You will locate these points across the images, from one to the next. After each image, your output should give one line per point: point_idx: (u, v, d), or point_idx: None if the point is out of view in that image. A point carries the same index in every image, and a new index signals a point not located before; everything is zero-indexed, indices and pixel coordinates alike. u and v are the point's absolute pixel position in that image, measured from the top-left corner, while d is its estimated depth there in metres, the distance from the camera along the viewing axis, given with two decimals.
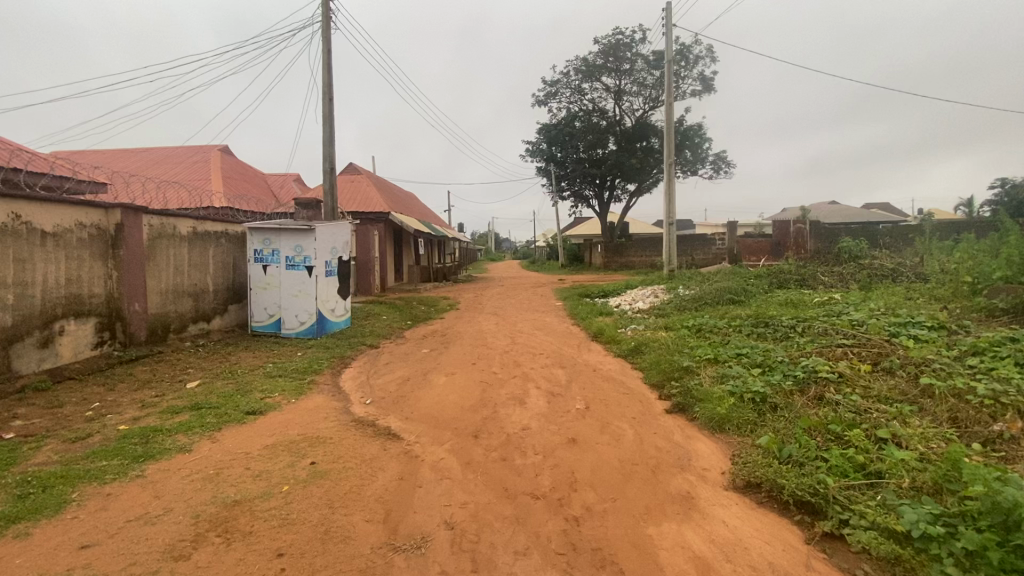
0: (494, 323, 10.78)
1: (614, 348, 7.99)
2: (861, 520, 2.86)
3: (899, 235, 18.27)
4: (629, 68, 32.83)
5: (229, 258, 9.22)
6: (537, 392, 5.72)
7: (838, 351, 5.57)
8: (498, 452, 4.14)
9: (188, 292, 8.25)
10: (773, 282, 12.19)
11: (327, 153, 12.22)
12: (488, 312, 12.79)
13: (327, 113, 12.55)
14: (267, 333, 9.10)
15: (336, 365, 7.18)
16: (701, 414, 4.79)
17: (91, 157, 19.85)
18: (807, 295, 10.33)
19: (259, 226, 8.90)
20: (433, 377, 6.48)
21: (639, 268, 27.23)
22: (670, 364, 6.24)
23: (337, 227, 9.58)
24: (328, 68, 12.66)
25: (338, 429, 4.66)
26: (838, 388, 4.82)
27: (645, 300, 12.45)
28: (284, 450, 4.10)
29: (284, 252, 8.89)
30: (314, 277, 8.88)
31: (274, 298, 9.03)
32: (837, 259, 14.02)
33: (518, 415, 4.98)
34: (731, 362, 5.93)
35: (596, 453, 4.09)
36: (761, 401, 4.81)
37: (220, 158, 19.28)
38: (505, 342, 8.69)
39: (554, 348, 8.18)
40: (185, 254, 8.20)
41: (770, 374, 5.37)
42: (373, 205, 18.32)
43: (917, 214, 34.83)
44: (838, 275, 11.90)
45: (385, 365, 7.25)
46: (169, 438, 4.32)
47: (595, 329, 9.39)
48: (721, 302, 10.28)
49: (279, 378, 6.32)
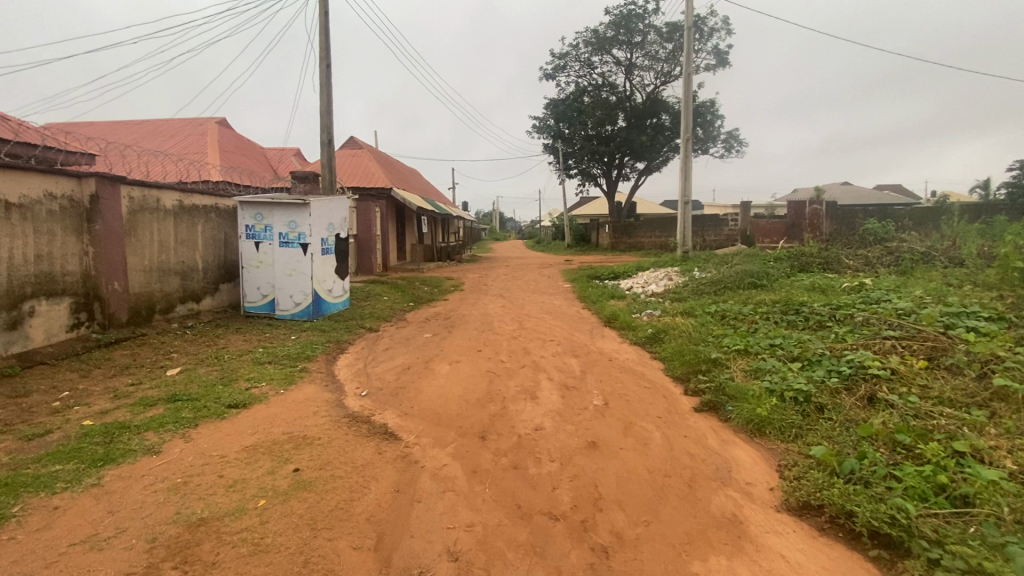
0: (500, 306, 10.23)
1: (630, 335, 7.42)
2: (957, 561, 2.36)
3: (922, 217, 17.52)
4: (641, 41, 31.55)
5: (220, 234, 8.67)
6: (549, 385, 5.20)
7: (887, 345, 5.01)
8: (509, 458, 3.62)
9: (174, 270, 7.71)
10: (794, 266, 11.57)
11: (325, 124, 11.54)
12: (493, 293, 12.20)
13: (325, 80, 11.82)
14: (261, 315, 8.60)
15: (331, 350, 6.68)
16: (736, 415, 4.27)
17: (85, 129, 19.18)
18: (833, 280, 9.71)
19: (250, 200, 8.31)
20: (436, 365, 5.96)
21: (648, 249, 26.55)
22: (695, 355, 5.71)
23: (334, 202, 8.99)
24: (326, 31, 11.86)
25: (329, 428, 4.15)
26: (893, 389, 4.28)
27: (659, 283, 11.87)
28: (266, 453, 3.60)
29: (278, 229, 8.33)
30: (309, 255, 8.32)
31: (268, 277, 8.49)
32: (862, 242, 13.30)
33: (530, 412, 4.46)
34: (765, 354, 5.37)
35: (622, 461, 3.57)
36: (805, 402, 4.28)
37: (218, 130, 18.58)
38: (513, 327, 8.14)
39: (566, 334, 7.65)
40: (171, 230, 7.64)
41: (812, 369, 4.84)
42: (375, 181, 17.68)
43: (930, 197, 33.95)
44: (865, 259, 11.27)
45: (384, 351, 6.72)
46: (137, 437, 3.82)
47: (608, 313, 8.82)
48: (743, 286, 9.64)
49: (268, 364, 5.84)
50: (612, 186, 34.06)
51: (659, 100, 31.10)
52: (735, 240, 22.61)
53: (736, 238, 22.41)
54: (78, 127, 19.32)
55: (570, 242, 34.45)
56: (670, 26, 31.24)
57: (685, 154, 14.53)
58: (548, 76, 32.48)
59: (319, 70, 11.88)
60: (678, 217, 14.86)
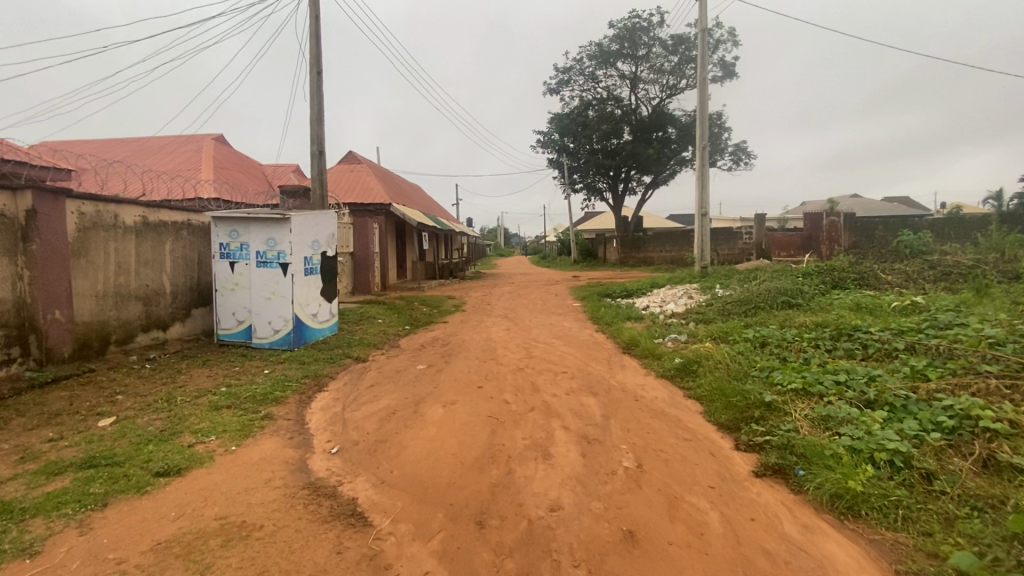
0: (504, 330, 9.23)
1: (655, 366, 6.39)
2: None
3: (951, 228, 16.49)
4: (646, 54, 31.03)
5: (193, 254, 7.79)
6: (566, 437, 4.20)
7: (991, 387, 3.98)
8: (517, 561, 2.63)
9: (136, 294, 6.83)
10: (827, 281, 10.55)
11: (315, 135, 10.74)
12: (497, 315, 11.22)
13: (316, 88, 11.05)
14: (236, 343, 7.66)
15: (307, 388, 5.72)
16: (816, 485, 3.25)
17: (78, 147, 18.65)
18: (877, 298, 8.69)
19: (225, 215, 7.45)
20: (427, 408, 4.96)
21: (658, 264, 25.58)
22: (743, 396, 4.69)
23: (320, 216, 8.10)
24: (317, 38, 11.14)
25: (279, 507, 3.17)
26: (1022, 449, 3.25)
27: (678, 302, 10.87)
28: (182, 556, 2.63)
29: (255, 247, 7.43)
30: (290, 277, 7.40)
31: (243, 301, 7.57)
32: (896, 256, 12.25)
33: (543, 480, 3.45)
34: (832, 397, 4.34)
35: (673, 567, 2.58)
36: (905, 468, 3.25)
37: (213, 147, 17.91)
38: (519, 356, 7.13)
39: (580, 364, 6.67)
40: (133, 249, 6.77)
41: (901, 418, 3.80)
42: (373, 196, 16.89)
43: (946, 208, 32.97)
44: (905, 274, 10.25)
45: (368, 389, 5.73)
46: (17, 528, 2.86)
47: (627, 338, 7.80)
48: (777, 306, 8.60)
49: (226, 409, 4.88)
50: (619, 200, 33.24)
51: (665, 113, 30.45)
52: (749, 255, 21.65)
53: (751, 252, 21.42)
54: (70, 145, 18.76)
55: (576, 258, 33.56)
56: (675, 39, 30.71)
57: (701, 165, 13.64)
58: (551, 91, 32.02)
59: (310, 77, 11.13)
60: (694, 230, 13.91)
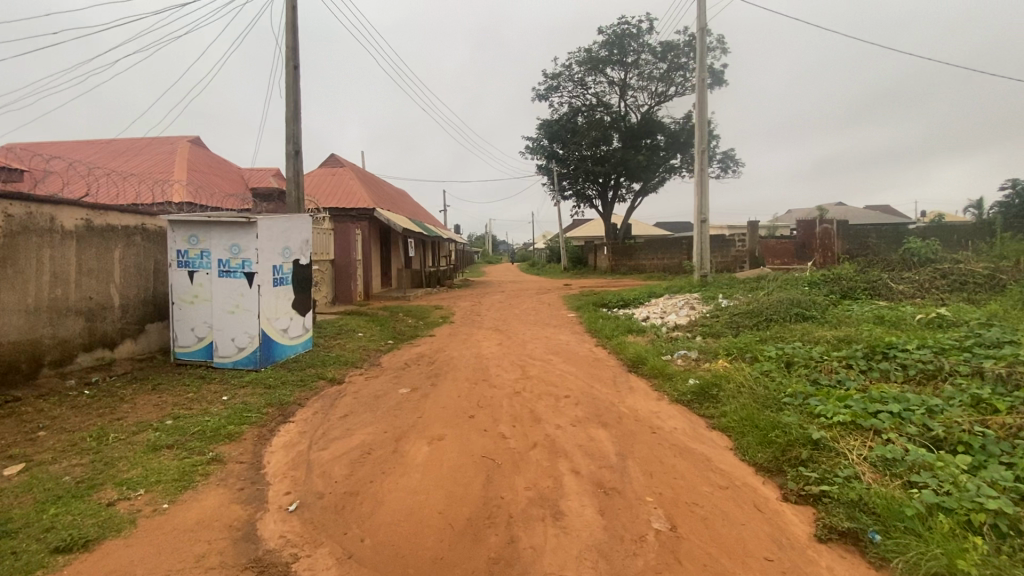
0: (496, 345, 8.46)
1: (668, 389, 5.67)
2: None
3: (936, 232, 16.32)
4: (635, 61, 30.72)
5: (147, 262, 6.92)
6: (578, 487, 3.47)
7: None
8: None
9: (76, 309, 5.94)
10: (836, 291, 10.00)
11: (292, 133, 9.93)
12: (488, 327, 10.45)
13: (293, 83, 10.25)
14: (196, 363, 6.79)
15: (270, 420, 4.91)
16: (905, 560, 2.59)
17: (43, 149, 17.58)
18: (895, 310, 8.12)
19: (183, 218, 6.61)
20: (410, 446, 4.19)
21: (650, 272, 25.05)
22: (782, 431, 4.00)
23: (293, 220, 7.31)
24: (294, 29, 10.35)
25: None
26: None
27: (680, 312, 10.22)
28: None
29: (217, 254, 6.60)
30: (256, 288, 6.58)
31: (203, 316, 6.71)
32: (903, 264, 11.76)
33: (556, 554, 2.73)
34: (891, 434, 3.70)
35: None
36: (1014, 536, 2.60)
37: (188, 149, 16.98)
38: (514, 377, 6.37)
39: (584, 386, 5.94)
40: (73, 257, 5.90)
41: (988, 467, 3.16)
42: (356, 201, 16.05)
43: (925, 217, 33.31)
44: (916, 284, 9.74)
45: (341, 420, 4.93)
46: None
47: (632, 355, 7.10)
48: (791, 319, 7.96)
49: (166, 451, 4.06)
50: (609, 206, 32.78)
51: (655, 120, 30.15)
52: (743, 263, 21.27)
53: (743, 259, 21.00)
54: (34, 146, 17.67)
55: (566, 266, 32.99)
56: (664, 45, 30.48)
57: (700, 169, 13.07)
58: (540, 97, 31.57)
59: (287, 72, 10.33)
60: (694, 237, 13.34)
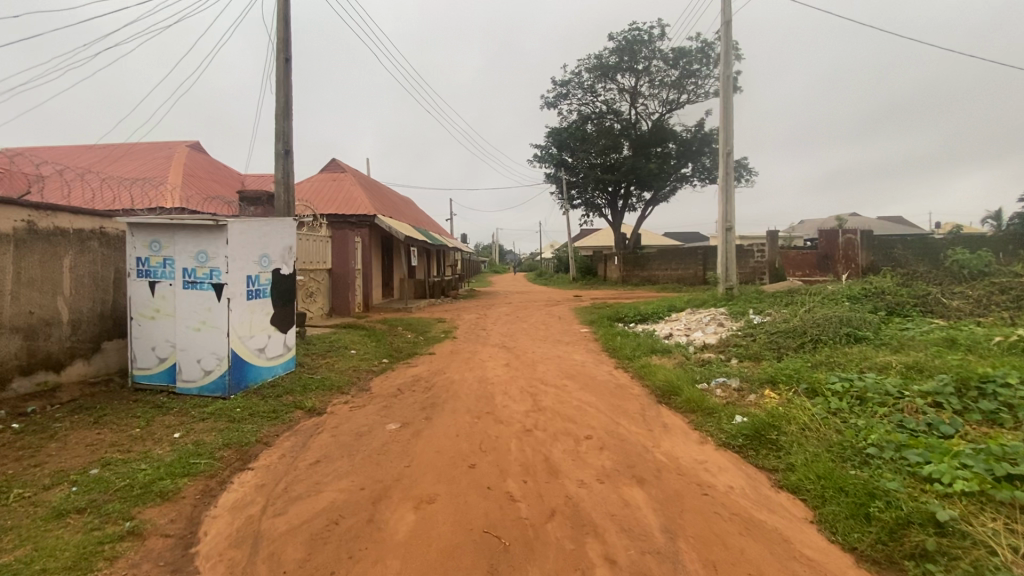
0: (503, 366, 7.46)
1: (712, 429, 4.66)
2: None
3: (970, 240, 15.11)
4: (647, 68, 29.92)
5: (104, 271, 6.05)
6: None
7: None
8: None
9: (11, 326, 5.07)
10: (884, 307, 8.94)
11: (281, 130, 9.09)
12: (494, 344, 9.46)
13: (283, 76, 9.45)
14: (157, 389, 5.89)
15: (222, 467, 3.96)
16: None
17: (38, 154, 17.00)
18: (963, 330, 7.02)
19: (142, 221, 5.74)
20: (391, 512, 3.23)
21: (664, 284, 23.96)
22: (886, 503, 2.99)
23: (272, 224, 6.42)
24: (285, 20, 9.59)
25: None
26: None
27: (708, 330, 9.19)
28: None
29: (181, 263, 5.72)
30: (224, 302, 5.67)
31: (166, 333, 5.82)
32: (951, 277, 10.65)
33: None
34: None
35: None
36: None
37: (185, 153, 16.31)
38: (524, 409, 5.38)
39: (608, 423, 4.94)
40: (8, 264, 5.04)
41: None
42: (356, 207, 15.20)
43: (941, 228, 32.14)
44: (976, 301, 8.64)
45: (311, 468, 3.97)
46: None
47: (661, 381, 6.09)
48: (841, 341, 6.91)
49: (71, 519, 3.11)
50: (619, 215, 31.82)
51: (667, 127, 29.25)
52: (762, 275, 20.19)
53: (762, 271, 19.91)
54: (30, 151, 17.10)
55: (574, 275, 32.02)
56: (676, 52, 29.67)
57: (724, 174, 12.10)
58: (549, 104, 30.83)
59: (278, 65, 9.54)
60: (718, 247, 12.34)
